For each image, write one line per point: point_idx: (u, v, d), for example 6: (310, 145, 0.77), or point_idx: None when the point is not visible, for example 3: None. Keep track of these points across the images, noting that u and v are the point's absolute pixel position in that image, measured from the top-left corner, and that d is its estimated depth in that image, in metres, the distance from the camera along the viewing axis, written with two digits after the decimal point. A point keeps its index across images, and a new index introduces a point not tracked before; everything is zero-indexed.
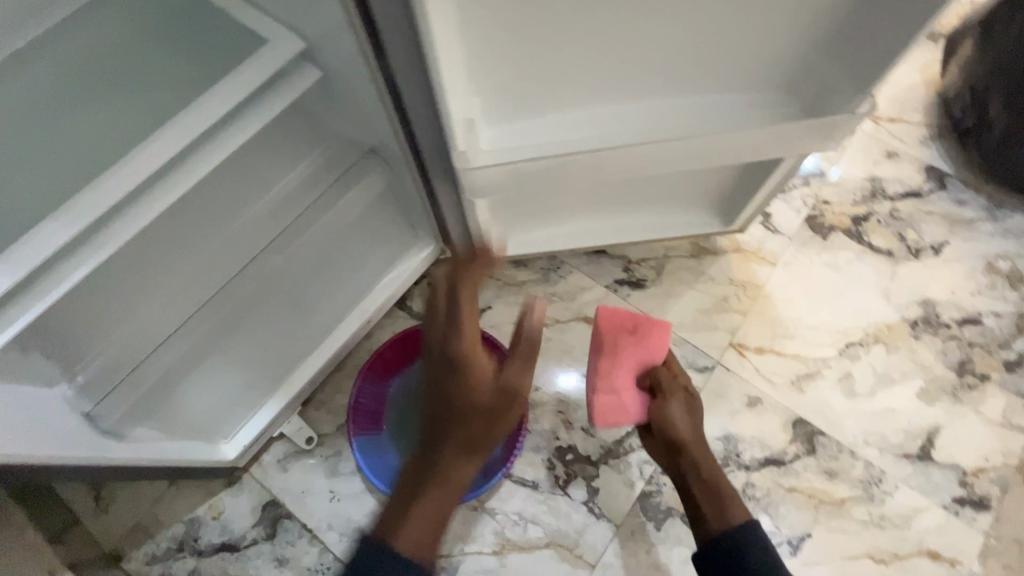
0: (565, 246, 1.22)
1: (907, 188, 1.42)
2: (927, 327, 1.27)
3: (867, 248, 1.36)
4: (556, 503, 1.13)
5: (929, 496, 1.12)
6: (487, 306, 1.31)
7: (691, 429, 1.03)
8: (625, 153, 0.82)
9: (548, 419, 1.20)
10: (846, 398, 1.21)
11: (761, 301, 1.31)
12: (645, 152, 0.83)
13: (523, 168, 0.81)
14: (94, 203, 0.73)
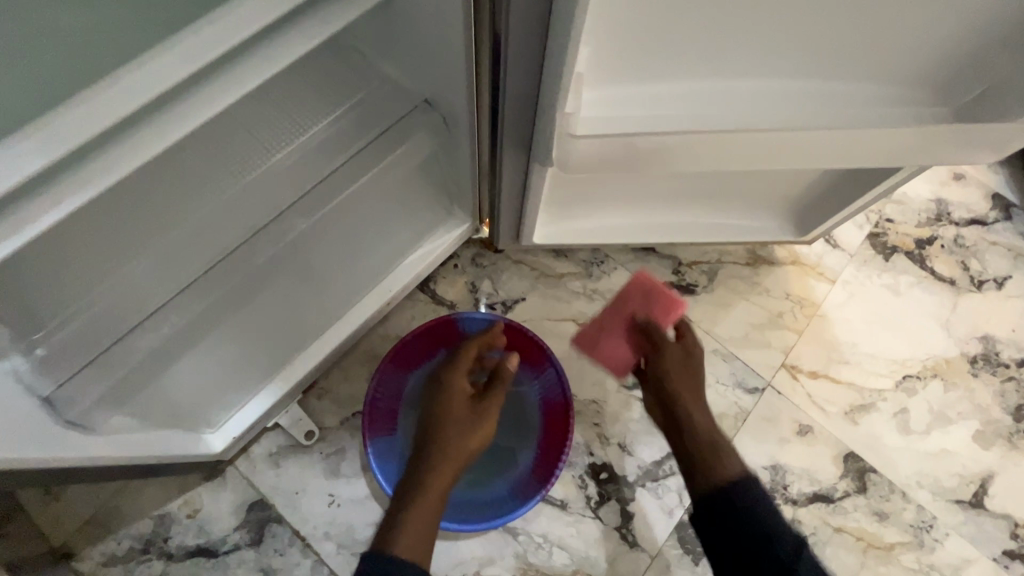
0: (621, 240, 1.07)
1: (973, 215, 1.33)
2: (986, 365, 1.19)
3: (929, 274, 1.27)
4: (586, 527, 1.01)
5: (979, 547, 1.05)
6: (521, 297, 1.16)
7: (690, 392, 0.82)
8: (746, 141, 0.69)
9: (582, 431, 1.07)
10: (900, 435, 1.12)
11: (817, 321, 1.20)
12: (775, 142, 0.69)
13: (632, 144, 0.66)
14: (81, 125, 0.54)
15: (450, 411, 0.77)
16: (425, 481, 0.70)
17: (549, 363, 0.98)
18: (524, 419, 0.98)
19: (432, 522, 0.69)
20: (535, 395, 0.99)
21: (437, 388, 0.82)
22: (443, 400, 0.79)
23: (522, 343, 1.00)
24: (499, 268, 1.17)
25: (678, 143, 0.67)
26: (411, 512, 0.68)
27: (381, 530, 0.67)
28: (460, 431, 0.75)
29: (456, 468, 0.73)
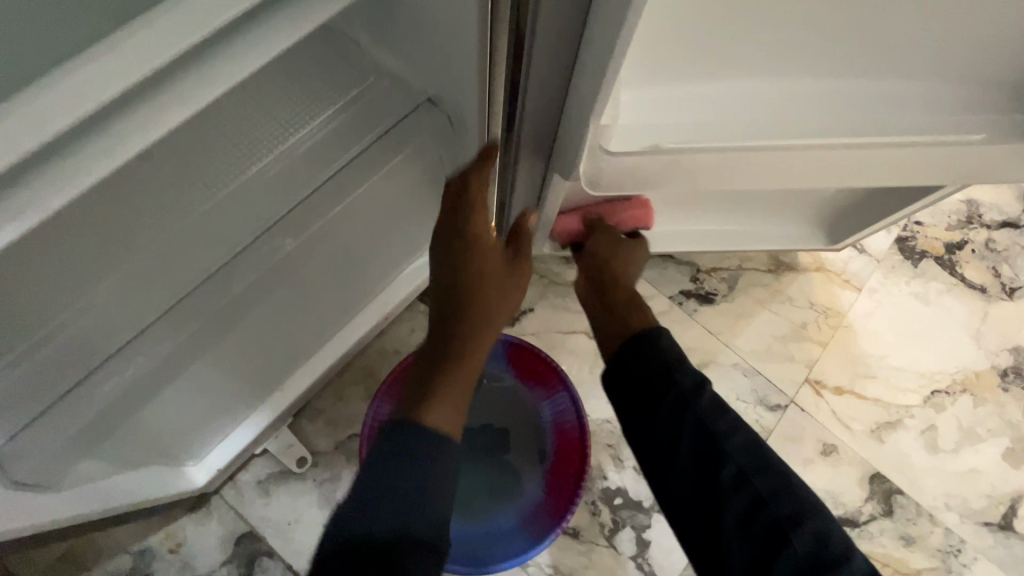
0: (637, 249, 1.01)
1: (1005, 217, 1.26)
2: (1018, 379, 1.13)
3: (959, 281, 1.20)
4: (600, 556, 0.95)
5: (1009, 572, 1.01)
6: (529, 308, 1.08)
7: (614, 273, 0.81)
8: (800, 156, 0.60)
9: (595, 453, 1.01)
10: (928, 454, 1.07)
11: (842, 332, 1.13)
12: (835, 157, 0.60)
13: (677, 161, 0.58)
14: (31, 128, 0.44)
15: (486, 278, 0.68)
16: (460, 353, 0.65)
17: (562, 385, 0.91)
18: (535, 444, 0.92)
19: (469, 390, 0.64)
20: (548, 419, 0.92)
21: (465, 234, 0.68)
22: (477, 256, 0.68)
23: (532, 363, 0.93)
24: None
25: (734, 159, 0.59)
26: (449, 394, 0.62)
27: (404, 417, 0.59)
28: (498, 299, 0.69)
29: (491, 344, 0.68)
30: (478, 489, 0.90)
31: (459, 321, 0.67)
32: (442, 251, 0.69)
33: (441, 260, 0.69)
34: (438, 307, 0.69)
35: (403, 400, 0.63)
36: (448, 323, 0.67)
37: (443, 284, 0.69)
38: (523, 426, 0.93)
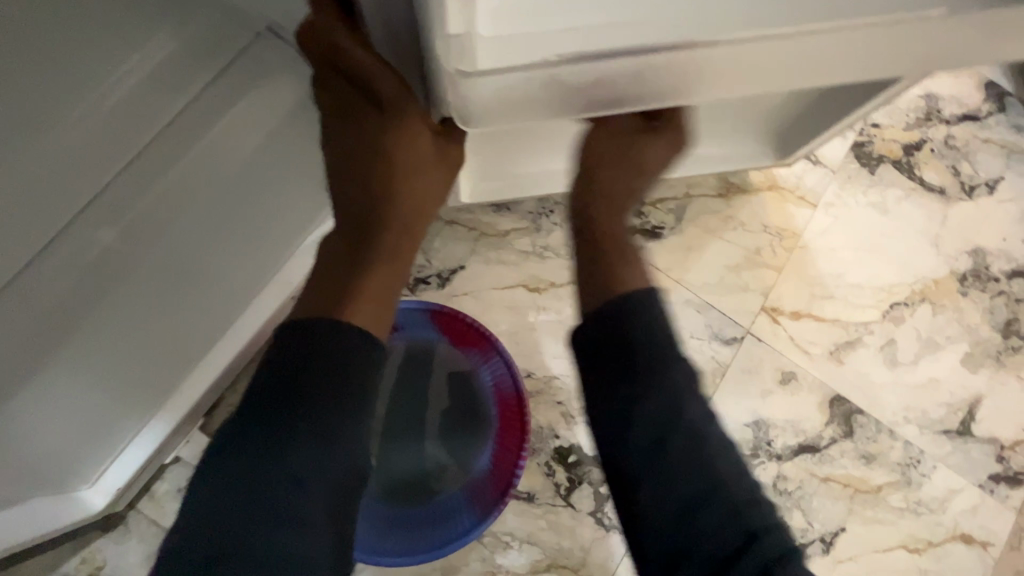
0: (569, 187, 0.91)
1: (965, 110, 1.17)
2: (976, 282, 1.09)
3: (917, 185, 1.13)
4: (558, 517, 0.92)
5: (967, 476, 1.00)
6: (459, 266, 0.98)
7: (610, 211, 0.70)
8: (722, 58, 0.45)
9: (545, 413, 0.95)
10: (887, 369, 1.04)
11: (798, 253, 1.06)
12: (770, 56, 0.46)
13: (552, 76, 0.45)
14: None
15: (409, 164, 0.55)
16: (384, 244, 0.56)
17: (495, 351, 0.87)
18: (475, 413, 0.89)
19: (396, 287, 0.58)
20: (487, 383, 0.89)
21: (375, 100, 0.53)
22: (393, 135, 0.54)
23: (460, 329, 0.88)
24: (428, 233, 0.99)
25: (619, 76, 0.46)
26: (371, 293, 0.54)
27: (310, 353, 0.49)
28: (420, 185, 0.57)
29: (416, 236, 0.60)
30: (419, 467, 0.88)
31: (378, 213, 0.56)
32: (344, 124, 0.55)
33: (343, 139, 0.56)
34: (348, 197, 0.57)
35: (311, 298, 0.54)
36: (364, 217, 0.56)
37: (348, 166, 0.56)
38: (458, 394, 0.89)
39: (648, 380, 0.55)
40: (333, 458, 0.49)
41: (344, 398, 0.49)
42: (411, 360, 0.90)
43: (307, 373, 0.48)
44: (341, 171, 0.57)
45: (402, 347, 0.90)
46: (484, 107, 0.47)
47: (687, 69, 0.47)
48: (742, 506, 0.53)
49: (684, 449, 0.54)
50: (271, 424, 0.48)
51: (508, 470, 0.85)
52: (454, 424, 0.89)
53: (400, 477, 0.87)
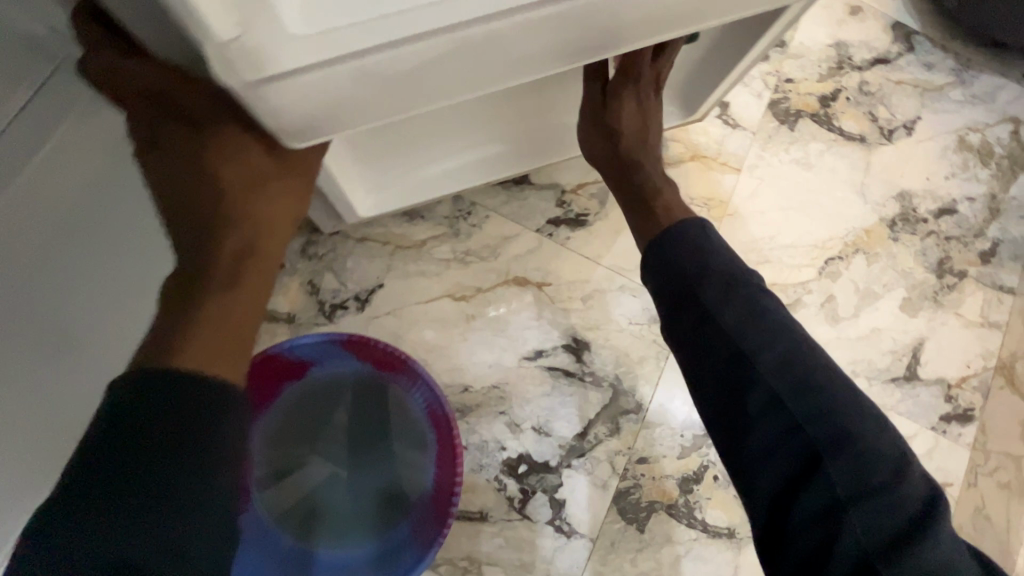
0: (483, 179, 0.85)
1: (875, 54, 1.16)
2: (906, 226, 1.09)
3: (837, 135, 1.11)
4: (515, 532, 0.88)
5: (918, 421, 1.00)
6: (378, 285, 0.93)
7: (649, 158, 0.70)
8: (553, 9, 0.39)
9: (488, 425, 0.91)
10: (829, 326, 1.03)
11: (727, 221, 1.04)
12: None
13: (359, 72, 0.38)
14: None
15: (239, 184, 0.47)
16: (223, 277, 0.47)
17: (418, 373, 0.81)
18: (411, 437, 0.84)
19: (248, 326, 0.49)
20: (419, 408, 0.83)
21: (178, 114, 0.45)
22: (211, 151, 0.45)
23: (376, 355, 0.82)
24: (340, 255, 0.93)
25: (445, 57, 0.40)
26: (206, 334, 0.44)
27: (160, 401, 0.40)
28: (260, 207, 0.49)
29: (269, 266, 0.51)
30: (366, 500, 0.85)
31: (211, 244, 0.47)
32: (155, 156, 0.46)
33: (156, 170, 0.47)
34: (177, 233, 0.48)
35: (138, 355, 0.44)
36: (195, 253, 0.47)
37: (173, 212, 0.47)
38: (388, 416, 0.86)
39: (718, 307, 0.54)
40: (205, 517, 0.40)
41: (213, 446, 0.40)
42: (335, 393, 0.86)
43: (157, 425, 0.39)
44: (165, 207, 0.48)
45: (323, 382, 0.85)
46: (299, 113, 0.40)
47: (520, 37, 0.41)
48: (813, 424, 0.51)
49: (779, 367, 0.52)
50: (119, 496, 0.38)
51: (446, 488, 0.79)
52: (394, 451, 0.85)
53: (349, 515, 0.84)
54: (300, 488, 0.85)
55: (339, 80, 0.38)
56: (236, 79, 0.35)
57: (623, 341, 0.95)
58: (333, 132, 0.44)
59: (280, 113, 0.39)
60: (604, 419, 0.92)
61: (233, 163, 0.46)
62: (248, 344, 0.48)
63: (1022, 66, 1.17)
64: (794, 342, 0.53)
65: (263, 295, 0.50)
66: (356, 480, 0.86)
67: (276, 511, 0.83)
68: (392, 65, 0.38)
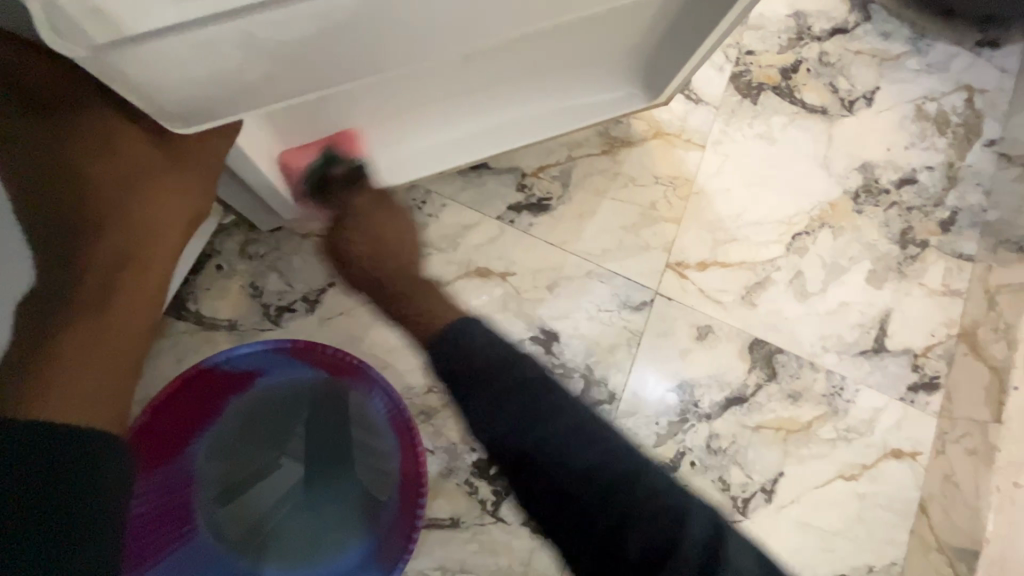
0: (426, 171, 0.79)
1: (833, 24, 1.14)
2: (869, 198, 1.08)
3: (800, 108, 1.09)
4: (489, 535, 0.84)
5: (888, 392, 1.00)
6: (327, 284, 0.86)
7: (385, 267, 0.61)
8: None
9: (456, 427, 0.86)
10: (799, 302, 1.01)
11: (694, 200, 1.01)
12: None
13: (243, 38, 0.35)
14: None
15: (106, 184, 0.45)
16: (91, 294, 0.45)
17: (372, 377, 0.74)
18: (373, 443, 0.78)
19: (131, 344, 0.48)
20: (378, 413, 0.76)
21: (30, 97, 0.43)
22: (65, 141, 0.43)
23: (326, 360, 0.75)
24: (284, 253, 0.85)
25: (348, 21, 0.37)
26: (76, 369, 0.44)
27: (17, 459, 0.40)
28: (136, 209, 0.46)
29: (148, 277, 0.49)
30: (330, 514, 0.79)
31: (81, 256, 0.45)
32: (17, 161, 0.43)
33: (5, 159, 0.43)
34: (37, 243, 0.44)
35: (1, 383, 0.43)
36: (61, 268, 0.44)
37: (43, 220, 0.44)
38: (342, 424, 0.80)
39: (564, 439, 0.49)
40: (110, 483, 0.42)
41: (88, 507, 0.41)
42: (284, 402, 0.79)
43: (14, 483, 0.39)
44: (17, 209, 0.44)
45: (273, 391, 0.78)
46: (175, 91, 0.37)
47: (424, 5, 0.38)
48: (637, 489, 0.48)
49: (593, 442, 0.49)
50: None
51: (412, 496, 0.73)
52: (358, 458, 0.80)
53: (312, 533, 0.78)
54: (255, 506, 0.78)
55: (220, 48, 0.35)
56: (83, 45, 0.31)
57: (593, 330, 0.91)
58: (234, 107, 0.41)
59: (159, 90, 0.36)
60: None
61: (108, 170, 0.44)
62: (127, 360, 0.48)
63: (974, 33, 1.17)
64: (561, 420, 0.49)
65: (145, 309, 0.49)
66: (317, 493, 0.80)
67: (228, 535, 0.76)
68: (284, 29, 0.35)
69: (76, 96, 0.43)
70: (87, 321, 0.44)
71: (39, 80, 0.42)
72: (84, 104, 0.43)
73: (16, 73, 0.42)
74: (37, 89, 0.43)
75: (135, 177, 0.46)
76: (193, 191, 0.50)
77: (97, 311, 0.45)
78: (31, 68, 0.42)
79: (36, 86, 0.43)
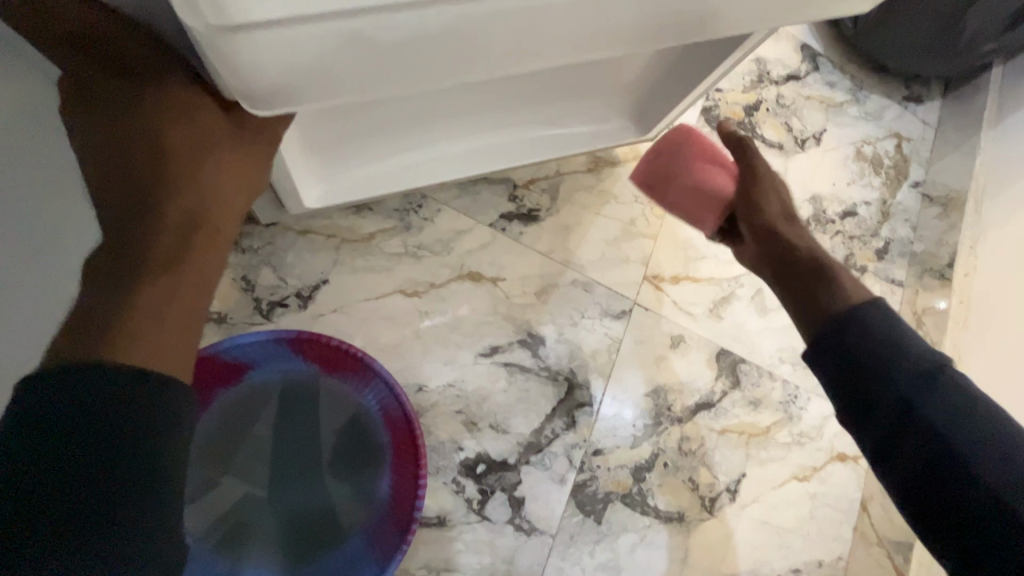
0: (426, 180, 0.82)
1: (788, 71, 1.28)
2: (818, 226, 1.20)
3: (760, 142, 1.21)
4: (474, 534, 0.85)
5: None
6: (322, 281, 0.86)
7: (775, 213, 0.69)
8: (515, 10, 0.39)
9: (445, 426, 0.88)
10: (759, 317, 1.04)
11: (670, 218, 1.05)
12: (560, 16, 0.42)
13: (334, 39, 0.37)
14: None
15: (182, 153, 0.48)
16: (161, 254, 0.46)
17: (374, 370, 0.76)
18: (366, 440, 0.78)
19: (197, 305, 0.49)
20: (372, 408, 0.78)
21: (120, 68, 0.47)
22: (150, 108, 0.46)
23: (327, 353, 0.76)
24: (278, 247, 0.86)
25: (438, 33, 0.40)
26: (150, 320, 0.45)
27: (93, 416, 0.39)
28: (202, 173, 0.49)
29: (217, 239, 0.51)
30: (315, 511, 0.77)
31: (154, 217, 0.47)
32: (104, 127, 0.47)
33: (88, 129, 0.47)
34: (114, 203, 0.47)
35: (71, 334, 0.43)
36: (136, 225, 0.46)
37: (123, 182, 0.47)
38: (330, 420, 0.79)
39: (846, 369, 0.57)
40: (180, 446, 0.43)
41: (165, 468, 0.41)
42: (274, 398, 0.78)
43: (74, 439, 0.39)
44: (96, 169, 0.47)
45: (266, 386, 0.78)
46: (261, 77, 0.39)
47: (483, 28, 0.41)
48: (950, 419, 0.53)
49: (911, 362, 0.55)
50: (14, 531, 0.37)
51: (409, 486, 0.75)
52: (346, 455, 0.79)
53: (297, 531, 0.76)
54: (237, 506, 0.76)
55: (324, 38, 0.37)
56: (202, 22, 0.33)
57: (576, 336, 0.96)
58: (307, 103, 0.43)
59: (251, 74, 0.38)
60: (561, 412, 0.92)
61: (188, 136, 0.48)
62: (196, 316, 0.49)
63: (901, 90, 1.34)
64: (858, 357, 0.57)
65: (209, 274, 0.50)
66: (302, 490, 0.78)
67: (210, 535, 0.74)
68: (385, 31, 0.38)
69: (167, 69, 0.47)
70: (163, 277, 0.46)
71: (129, 48, 0.46)
72: (168, 74, 0.47)
73: (115, 44, 0.45)
74: (126, 60, 0.46)
75: (207, 144, 0.48)
76: (259, 165, 0.53)
77: (170, 269, 0.47)
78: (122, 37, 0.45)
79: (126, 57, 0.46)
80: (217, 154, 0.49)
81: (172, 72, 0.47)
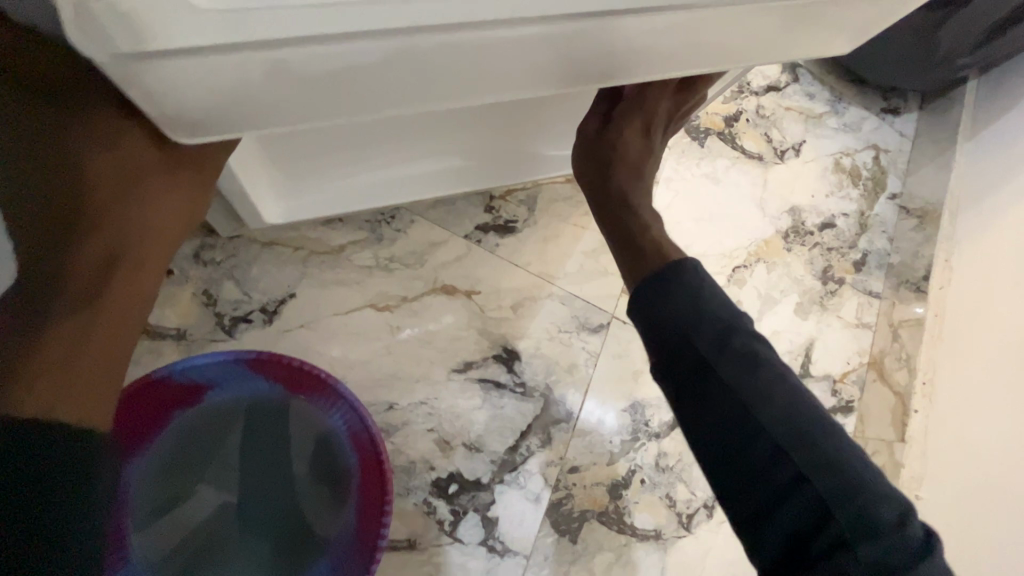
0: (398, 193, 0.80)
1: (768, 82, 1.28)
2: (797, 238, 1.20)
3: (740, 153, 1.21)
4: (444, 557, 0.83)
5: None
6: (288, 295, 0.83)
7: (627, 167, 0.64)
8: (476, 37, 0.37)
9: (416, 445, 0.85)
10: None
11: None
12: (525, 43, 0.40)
13: (267, 68, 0.35)
14: None
15: (105, 190, 0.45)
16: (77, 297, 0.44)
17: (338, 393, 0.73)
18: (333, 461, 0.76)
19: (117, 347, 0.47)
20: (340, 429, 0.75)
21: (48, 98, 0.44)
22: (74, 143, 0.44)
23: (291, 374, 0.73)
24: (243, 260, 0.83)
25: (385, 64, 0.37)
26: (61, 369, 0.42)
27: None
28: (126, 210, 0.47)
29: (143, 275, 0.49)
30: (279, 536, 0.74)
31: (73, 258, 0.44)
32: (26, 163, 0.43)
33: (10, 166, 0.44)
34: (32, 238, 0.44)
35: None
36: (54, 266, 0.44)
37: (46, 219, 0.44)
38: (296, 439, 0.76)
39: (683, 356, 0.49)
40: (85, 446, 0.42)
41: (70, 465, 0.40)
42: (236, 419, 0.75)
43: None
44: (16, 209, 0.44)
45: (227, 407, 0.74)
46: (185, 104, 0.36)
47: (441, 57, 0.38)
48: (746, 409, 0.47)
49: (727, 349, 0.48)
50: None
51: (372, 513, 0.72)
52: (313, 476, 0.76)
53: (261, 556, 0.73)
54: (199, 530, 0.73)
55: (257, 68, 0.35)
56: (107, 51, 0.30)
57: (552, 351, 0.94)
58: (243, 127, 0.40)
59: (175, 101, 0.35)
60: (537, 429, 0.90)
61: (110, 171, 0.45)
62: (117, 358, 0.47)
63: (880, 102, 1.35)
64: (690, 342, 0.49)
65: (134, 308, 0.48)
66: (266, 515, 0.75)
67: (168, 561, 0.70)
68: (317, 63, 0.35)
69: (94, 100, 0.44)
70: (76, 323, 0.44)
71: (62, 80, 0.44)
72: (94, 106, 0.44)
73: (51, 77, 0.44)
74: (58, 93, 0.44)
75: (132, 179, 0.46)
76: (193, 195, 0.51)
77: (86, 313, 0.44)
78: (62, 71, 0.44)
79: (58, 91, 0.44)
80: (144, 188, 0.47)
81: (96, 103, 0.44)
